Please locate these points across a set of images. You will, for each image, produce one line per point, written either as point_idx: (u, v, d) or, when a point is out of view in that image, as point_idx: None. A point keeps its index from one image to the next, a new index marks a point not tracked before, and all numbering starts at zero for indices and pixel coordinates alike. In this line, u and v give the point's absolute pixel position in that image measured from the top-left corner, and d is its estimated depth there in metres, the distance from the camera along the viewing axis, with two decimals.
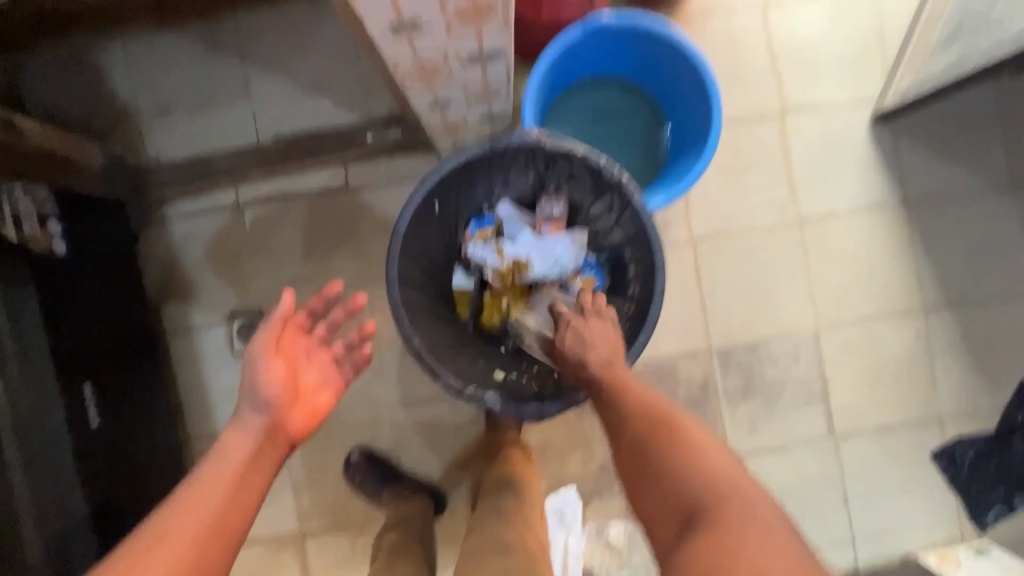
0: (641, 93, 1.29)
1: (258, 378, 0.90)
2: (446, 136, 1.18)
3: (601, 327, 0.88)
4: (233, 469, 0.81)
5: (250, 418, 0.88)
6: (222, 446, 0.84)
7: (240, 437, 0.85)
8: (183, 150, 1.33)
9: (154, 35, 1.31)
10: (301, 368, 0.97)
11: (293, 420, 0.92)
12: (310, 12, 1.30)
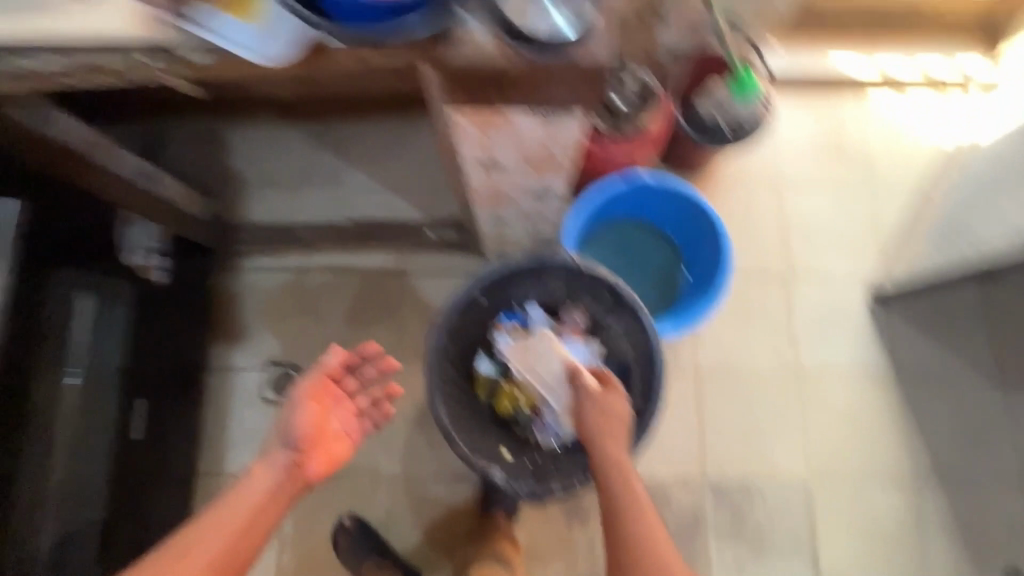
0: (661, 234, 1.49)
1: (292, 419, 0.99)
2: (495, 244, 1.38)
3: (614, 407, 0.98)
4: (256, 497, 0.90)
5: (278, 455, 0.95)
6: (248, 477, 0.92)
7: (263, 471, 0.93)
8: (271, 216, 1.56)
9: (276, 125, 1.61)
10: (331, 416, 1.04)
11: (309, 467, 0.97)
12: (404, 129, 1.59)
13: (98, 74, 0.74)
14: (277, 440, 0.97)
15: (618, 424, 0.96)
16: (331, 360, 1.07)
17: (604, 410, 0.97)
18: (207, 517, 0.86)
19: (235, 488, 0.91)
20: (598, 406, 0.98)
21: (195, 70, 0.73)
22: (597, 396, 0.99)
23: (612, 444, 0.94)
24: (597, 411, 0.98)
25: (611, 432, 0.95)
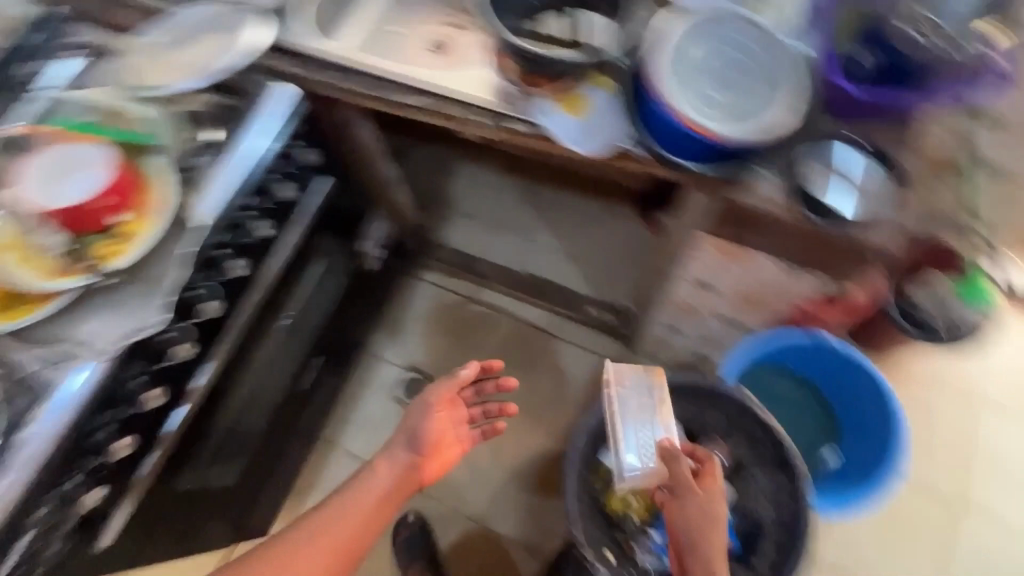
0: (816, 395, 1.33)
1: (423, 422, 1.06)
2: (655, 346, 1.39)
3: (702, 502, 0.87)
4: (377, 493, 0.97)
5: (399, 453, 1.03)
6: (367, 470, 1.00)
7: (386, 464, 1.01)
8: (463, 244, 1.73)
9: (496, 170, 1.80)
10: (453, 421, 1.09)
11: (426, 468, 1.05)
12: (603, 213, 1.72)
13: (418, 109, 0.86)
14: (399, 441, 1.05)
15: (709, 521, 0.85)
16: (461, 373, 1.09)
17: (691, 505, 0.87)
18: (327, 505, 0.96)
19: (357, 477, 1.00)
20: (692, 502, 0.87)
21: (501, 131, 0.81)
22: (686, 488, 0.88)
23: (699, 542, 0.84)
24: (684, 504, 0.87)
25: (695, 528, 0.85)
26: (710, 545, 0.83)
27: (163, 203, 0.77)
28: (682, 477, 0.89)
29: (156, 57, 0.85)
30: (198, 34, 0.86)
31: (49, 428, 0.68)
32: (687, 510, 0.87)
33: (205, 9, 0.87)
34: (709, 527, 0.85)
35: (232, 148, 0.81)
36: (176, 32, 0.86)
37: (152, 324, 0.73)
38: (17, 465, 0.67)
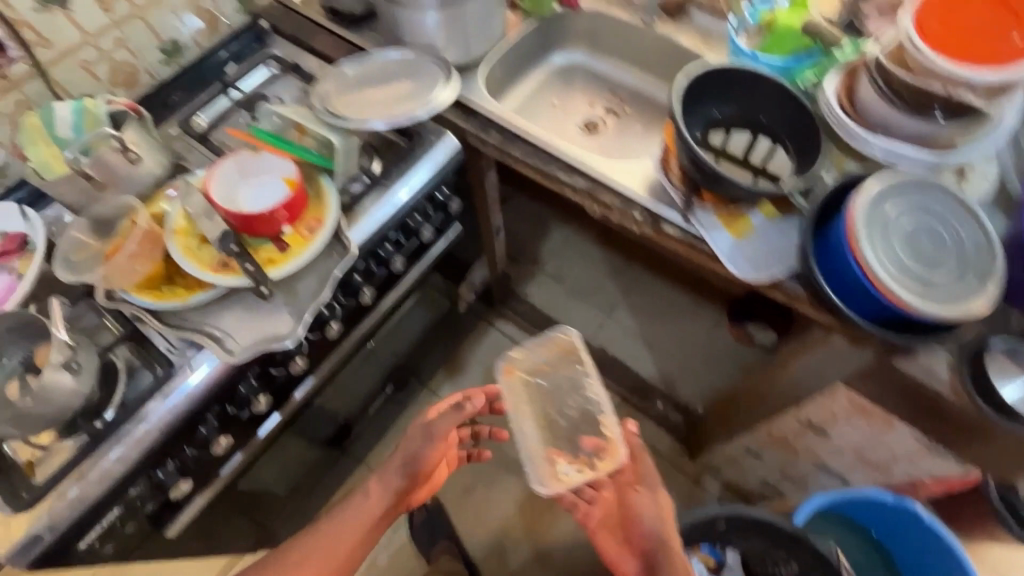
0: (885, 559, 1.18)
1: (420, 455, 0.89)
2: (725, 462, 1.32)
3: (664, 503, 0.81)
4: (369, 516, 0.86)
5: (392, 477, 0.89)
6: (365, 494, 0.88)
7: (383, 486, 0.88)
8: (543, 303, 1.72)
9: (590, 239, 1.81)
10: (437, 448, 0.97)
11: (414, 493, 0.95)
12: (689, 306, 1.68)
13: (572, 188, 0.87)
14: (393, 465, 0.90)
15: (661, 517, 0.80)
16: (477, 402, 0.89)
17: (655, 502, 0.81)
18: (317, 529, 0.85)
19: (351, 499, 0.88)
20: (651, 515, 0.80)
21: (652, 230, 0.82)
22: (654, 506, 0.80)
23: (663, 558, 0.77)
24: (640, 501, 0.81)
25: (660, 540, 0.78)
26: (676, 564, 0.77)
27: (327, 223, 0.79)
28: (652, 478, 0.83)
29: (353, 87, 0.91)
30: (395, 80, 0.92)
31: (170, 409, 0.72)
32: (653, 523, 0.79)
33: (404, 57, 0.94)
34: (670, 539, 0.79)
35: (395, 189, 0.85)
36: (375, 71, 0.93)
37: (286, 340, 0.75)
38: (129, 438, 0.70)
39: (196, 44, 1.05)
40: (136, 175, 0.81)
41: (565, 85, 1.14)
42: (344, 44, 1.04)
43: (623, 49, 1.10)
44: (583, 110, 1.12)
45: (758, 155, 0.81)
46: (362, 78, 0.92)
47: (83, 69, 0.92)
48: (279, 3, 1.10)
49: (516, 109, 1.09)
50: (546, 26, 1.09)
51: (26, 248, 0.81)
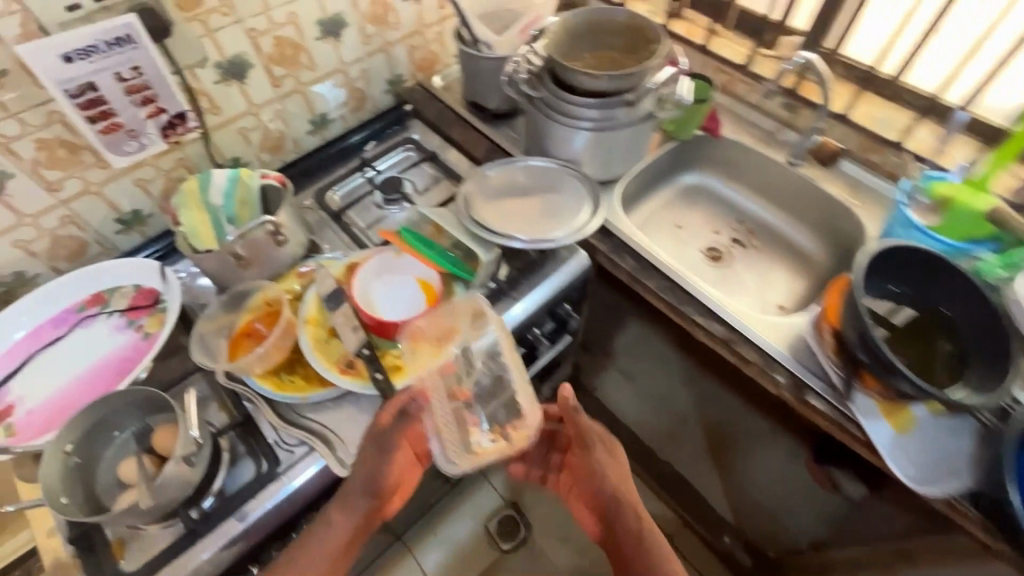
0: None
1: (380, 470, 0.67)
2: None
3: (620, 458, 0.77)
4: (339, 543, 0.65)
5: (357, 500, 0.67)
6: (321, 530, 0.65)
7: (339, 521, 0.66)
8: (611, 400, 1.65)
9: None
10: (398, 465, 0.71)
11: (391, 504, 0.75)
12: None
13: (710, 336, 0.83)
14: (354, 491, 0.66)
15: (615, 476, 0.76)
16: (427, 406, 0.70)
17: (604, 461, 0.77)
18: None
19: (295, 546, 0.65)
20: (611, 495, 0.74)
21: (798, 401, 0.75)
22: (611, 487, 0.75)
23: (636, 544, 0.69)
24: (597, 473, 0.77)
25: (628, 516, 0.72)
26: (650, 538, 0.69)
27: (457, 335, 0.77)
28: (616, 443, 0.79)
29: (496, 195, 0.90)
30: (538, 193, 0.91)
31: (269, 511, 0.68)
32: (615, 494, 0.74)
33: (548, 169, 0.93)
34: (633, 502, 0.73)
35: (523, 302, 0.82)
36: (520, 180, 0.93)
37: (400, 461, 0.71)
38: (224, 537, 0.66)
39: (341, 119, 1.09)
40: (280, 255, 0.82)
41: (690, 206, 1.12)
42: (483, 139, 1.05)
43: (757, 182, 1.08)
44: (706, 235, 1.09)
45: (902, 321, 0.78)
46: (506, 187, 0.92)
47: (240, 135, 0.95)
48: (424, 89, 1.13)
49: (639, 225, 1.07)
50: (682, 149, 1.08)
51: (158, 307, 0.82)
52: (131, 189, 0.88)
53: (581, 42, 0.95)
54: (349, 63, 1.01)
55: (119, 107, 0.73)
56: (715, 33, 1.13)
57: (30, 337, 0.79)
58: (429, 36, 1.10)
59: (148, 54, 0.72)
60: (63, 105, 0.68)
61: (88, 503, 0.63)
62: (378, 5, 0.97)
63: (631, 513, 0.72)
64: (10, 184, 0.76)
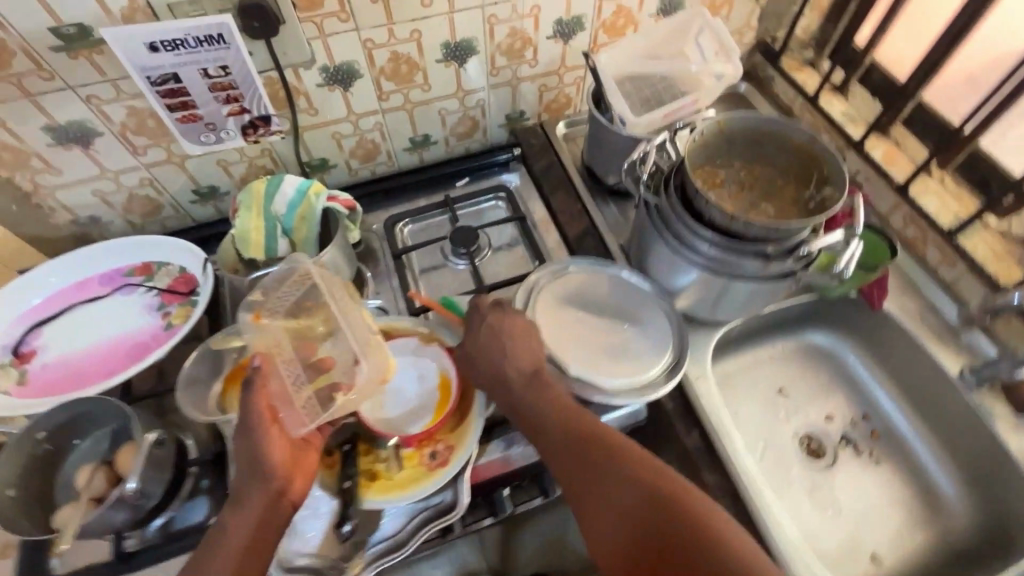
0: None
1: (260, 450, 0.58)
2: None
3: (517, 331, 0.67)
4: (245, 529, 0.56)
5: (251, 482, 0.58)
6: (226, 525, 0.57)
7: (240, 511, 0.57)
8: None
9: None
10: (269, 427, 0.60)
11: (296, 484, 0.60)
12: None
13: None
14: (253, 478, 0.58)
15: (515, 364, 0.65)
16: (269, 367, 0.62)
17: (492, 344, 0.66)
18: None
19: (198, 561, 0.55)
20: (518, 401, 0.64)
21: None
22: (503, 385, 0.64)
23: (583, 461, 0.59)
24: (492, 372, 0.65)
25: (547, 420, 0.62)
26: (592, 440, 0.60)
27: (456, 459, 0.65)
28: (507, 317, 0.68)
29: (565, 301, 0.76)
30: (614, 318, 0.75)
31: None
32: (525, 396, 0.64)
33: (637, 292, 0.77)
34: (548, 396, 0.64)
35: None
36: (599, 294, 0.77)
37: None
38: None
39: (445, 142, 0.98)
40: None
41: (807, 370, 0.89)
42: (583, 217, 0.89)
43: (909, 377, 0.83)
44: (815, 416, 0.85)
45: None
46: (580, 295, 0.76)
47: (332, 139, 0.89)
48: (544, 133, 0.99)
49: (732, 371, 0.87)
50: (821, 302, 0.87)
51: (191, 298, 0.79)
52: (212, 168, 0.85)
53: (741, 143, 0.74)
54: (468, 90, 0.90)
55: (199, 99, 0.72)
56: (929, 173, 0.87)
57: (77, 287, 0.80)
58: (567, 78, 0.95)
59: (238, 56, 0.69)
60: (144, 91, 0.69)
61: (37, 497, 0.61)
62: (516, 37, 0.84)
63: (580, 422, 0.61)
64: (97, 141, 0.75)
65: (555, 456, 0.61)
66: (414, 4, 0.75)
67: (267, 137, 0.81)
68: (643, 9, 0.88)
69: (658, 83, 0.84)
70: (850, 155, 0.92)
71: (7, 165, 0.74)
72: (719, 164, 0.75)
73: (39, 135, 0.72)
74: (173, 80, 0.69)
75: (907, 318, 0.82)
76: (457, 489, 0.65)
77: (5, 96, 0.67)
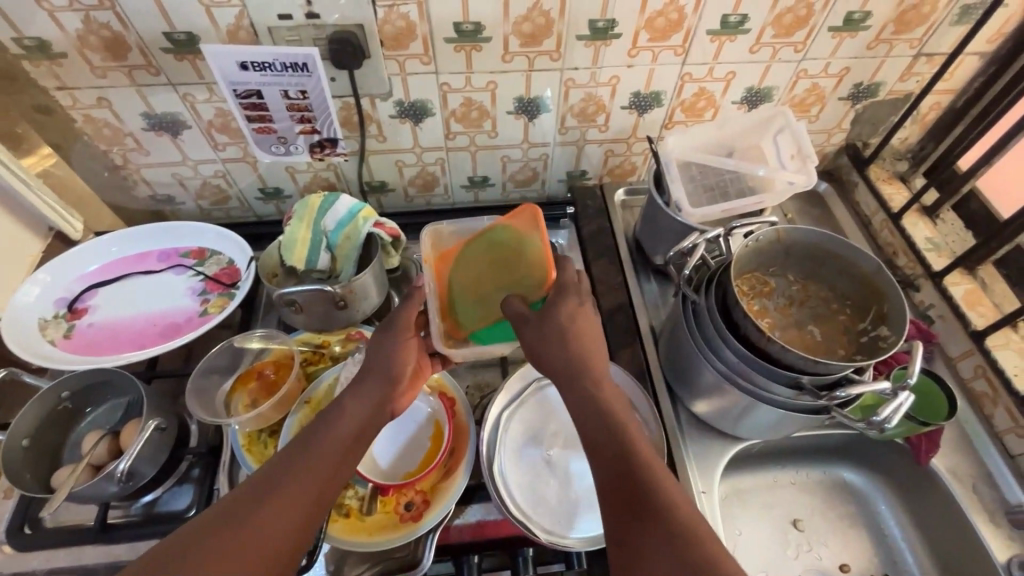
0: None
1: (396, 351, 0.64)
2: None
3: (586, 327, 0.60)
4: (340, 433, 0.56)
5: (369, 383, 0.61)
6: (332, 422, 0.57)
7: (349, 412, 0.58)
8: None
9: None
10: (413, 339, 0.66)
11: (400, 400, 0.64)
12: None
13: None
14: (377, 379, 0.62)
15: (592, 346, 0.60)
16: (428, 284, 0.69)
17: (538, 347, 0.59)
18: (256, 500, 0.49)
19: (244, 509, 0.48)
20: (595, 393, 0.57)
21: None
22: (580, 373, 0.58)
23: (621, 462, 0.52)
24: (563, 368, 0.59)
25: (595, 430, 0.55)
26: (636, 449, 0.53)
27: (431, 515, 0.64)
28: (550, 311, 0.60)
29: (528, 436, 0.70)
30: (583, 447, 0.70)
31: None
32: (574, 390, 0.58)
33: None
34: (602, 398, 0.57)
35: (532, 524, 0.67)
36: (568, 419, 0.72)
37: None
38: (116, 554, 0.66)
39: (502, 186, 0.99)
40: (336, 316, 0.77)
41: (829, 506, 0.81)
42: (621, 290, 0.87)
43: (948, 546, 0.75)
44: (828, 561, 0.77)
45: None
46: None
47: (395, 165, 0.92)
48: (602, 197, 0.98)
49: (744, 489, 0.81)
50: (861, 438, 0.80)
51: (231, 291, 0.84)
52: (280, 173, 0.90)
53: (800, 258, 0.70)
54: (533, 143, 0.91)
55: (276, 115, 0.78)
56: (1015, 326, 0.78)
57: (138, 258, 0.87)
58: (636, 148, 0.94)
59: (318, 84, 0.74)
60: (229, 102, 0.75)
61: (46, 451, 0.66)
62: (590, 101, 0.84)
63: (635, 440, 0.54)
64: (184, 132, 0.82)
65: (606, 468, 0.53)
66: (495, 58, 0.76)
67: (331, 157, 0.86)
68: (727, 96, 0.85)
69: (726, 174, 0.81)
70: (926, 285, 0.85)
71: (105, 139, 0.82)
72: (772, 274, 0.71)
73: (137, 119, 0.79)
74: (256, 96, 0.75)
75: (956, 481, 0.73)
76: (422, 549, 0.63)
77: (115, 82, 0.74)
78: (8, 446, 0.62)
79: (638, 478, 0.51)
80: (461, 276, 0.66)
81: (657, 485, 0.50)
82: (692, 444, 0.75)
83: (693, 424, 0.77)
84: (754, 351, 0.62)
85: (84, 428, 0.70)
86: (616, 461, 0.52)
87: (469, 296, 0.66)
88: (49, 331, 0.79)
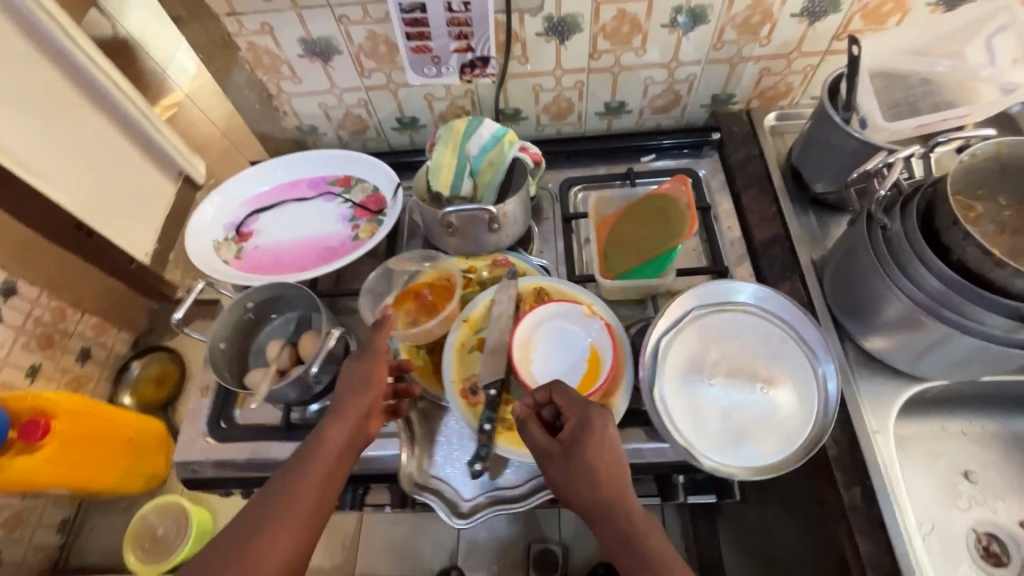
0: None
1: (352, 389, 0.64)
2: None
3: (593, 428, 0.57)
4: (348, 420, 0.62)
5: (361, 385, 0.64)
6: (315, 450, 0.60)
7: (331, 444, 0.60)
8: None
9: None
10: (370, 392, 0.64)
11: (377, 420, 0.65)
12: None
13: None
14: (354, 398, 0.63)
15: (593, 443, 0.57)
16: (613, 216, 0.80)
17: (558, 462, 0.57)
18: (258, 526, 0.55)
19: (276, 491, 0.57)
20: (586, 462, 0.56)
21: None
22: (575, 455, 0.56)
23: (592, 498, 0.55)
24: (569, 467, 0.56)
25: (583, 496, 0.55)
26: (615, 499, 0.55)
27: None
28: (578, 441, 0.57)
29: (686, 365, 0.68)
30: (745, 378, 0.66)
31: None
32: (567, 467, 0.56)
33: (795, 352, 0.68)
34: (597, 480, 0.55)
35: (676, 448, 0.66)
36: (732, 351, 0.68)
37: (461, 516, 0.64)
38: None
39: (639, 113, 0.94)
40: (486, 240, 0.77)
41: (1008, 460, 0.74)
42: (776, 221, 0.81)
43: None
44: (1006, 517, 0.71)
45: None
46: (735, 334, 0.69)
47: (531, 91, 0.89)
48: (750, 123, 0.91)
49: (908, 435, 0.75)
50: None
51: (378, 217, 0.87)
52: (419, 101, 0.90)
53: (1018, 179, 0.62)
54: (682, 62, 0.84)
55: (435, 32, 0.76)
56: None
57: (291, 185, 0.92)
58: (796, 65, 0.85)
59: None
60: (393, 16, 0.74)
61: (236, 355, 0.73)
62: (757, 10, 0.76)
63: (607, 489, 0.55)
64: (335, 58, 0.83)
65: (598, 522, 0.55)
66: None
67: (480, 78, 0.84)
68: None
69: (916, 88, 0.71)
70: None
71: (264, 68, 0.85)
72: (980, 198, 0.63)
73: (294, 45, 0.81)
74: (420, 10, 0.73)
75: None
76: None
77: (279, 6, 0.75)
78: (211, 347, 0.70)
79: (621, 530, 0.54)
80: (618, 231, 0.78)
81: (643, 546, 0.53)
82: (863, 383, 0.70)
83: (861, 362, 0.71)
84: (965, 278, 0.56)
85: (264, 336, 0.76)
86: (596, 512, 0.55)
87: (624, 241, 0.77)
88: (223, 251, 0.86)
